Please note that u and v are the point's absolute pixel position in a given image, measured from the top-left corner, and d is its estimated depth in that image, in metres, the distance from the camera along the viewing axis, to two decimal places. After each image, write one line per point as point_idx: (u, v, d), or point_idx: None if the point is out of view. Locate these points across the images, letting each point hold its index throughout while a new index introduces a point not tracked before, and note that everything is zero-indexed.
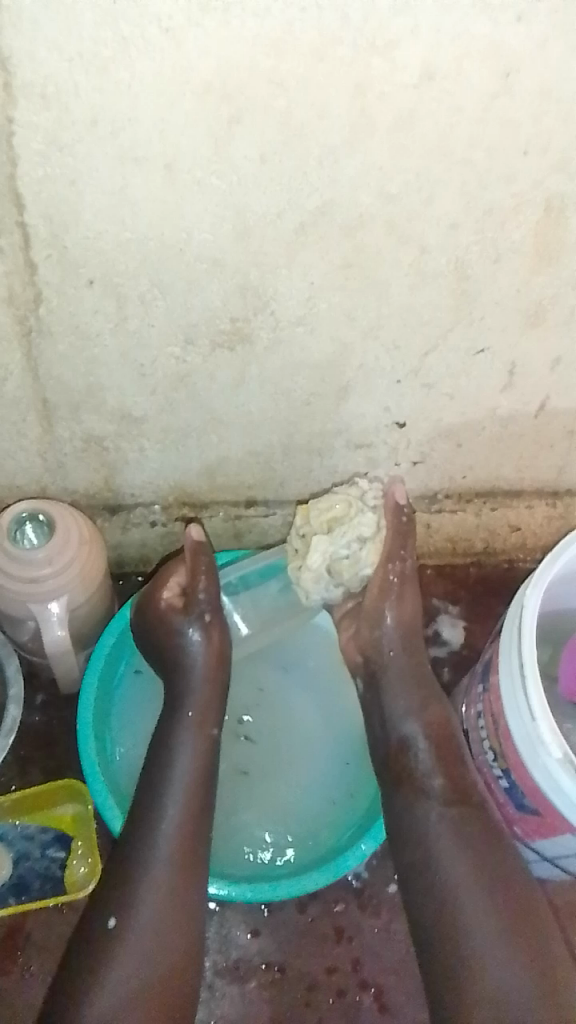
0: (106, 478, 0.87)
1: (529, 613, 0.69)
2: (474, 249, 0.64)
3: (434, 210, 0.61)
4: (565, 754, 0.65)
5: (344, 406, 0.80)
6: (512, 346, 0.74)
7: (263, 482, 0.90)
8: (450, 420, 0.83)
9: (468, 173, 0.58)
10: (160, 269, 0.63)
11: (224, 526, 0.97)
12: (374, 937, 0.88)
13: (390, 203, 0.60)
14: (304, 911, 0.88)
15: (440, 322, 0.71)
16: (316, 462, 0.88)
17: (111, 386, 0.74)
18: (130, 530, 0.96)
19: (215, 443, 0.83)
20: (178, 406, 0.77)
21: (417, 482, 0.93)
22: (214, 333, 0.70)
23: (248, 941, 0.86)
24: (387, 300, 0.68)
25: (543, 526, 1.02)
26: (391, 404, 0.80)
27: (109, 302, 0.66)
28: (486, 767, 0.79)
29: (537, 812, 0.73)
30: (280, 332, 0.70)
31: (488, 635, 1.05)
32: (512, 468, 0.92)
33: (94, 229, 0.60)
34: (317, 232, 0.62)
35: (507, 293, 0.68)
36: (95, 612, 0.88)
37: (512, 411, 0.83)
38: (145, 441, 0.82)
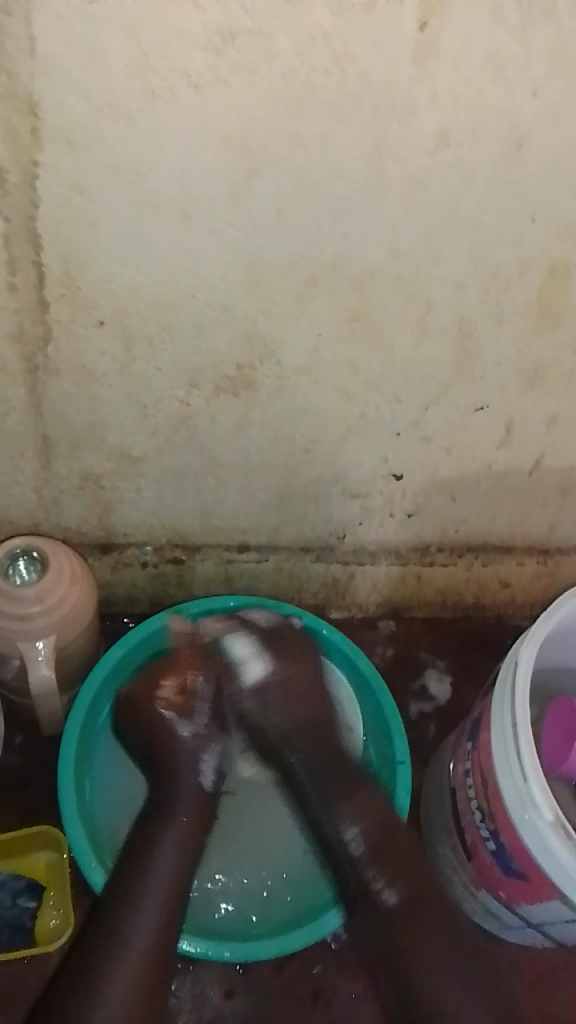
0: (100, 516, 0.86)
1: (523, 670, 0.69)
2: (479, 308, 0.65)
3: (441, 270, 0.62)
4: (557, 816, 0.65)
5: (342, 455, 0.80)
6: (511, 403, 0.75)
7: (257, 527, 0.90)
8: (446, 473, 0.84)
9: (477, 236, 0.60)
10: (170, 313, 0.64)
11: (215, 570, 0.96)
12: (352, 1003, 0.85)
13: (399, 260, 0.61)
14: (280, 973, 0.85)
15: (442, 378, 0.72)
16: (311, 509, 0.88)
17: (112, 425, 0.74)
18: (120, 569, 0.95)
19: (212, 486, 0.83)
20: (177, 448, 0.77)
21: (410, 533, 0.93)
22: (219, 378, 0.70)
23: (221, 1003, 0.83)
24: (392, 353, 0.69)
25: (533, 583, 1.02)
26: (389, 455, 0.81)
27: (116, 344, 0.66)
28: (474, 826, 0.78)
29: (524, 875, 0.72)
30: (284, 379, 0.71)
31: (476, 690, 1.04)
32: (505, 524, 0.92)
33: (107, 271, 0.61)
34: (327, 285, 0.63)
35: (509, 352, 0.69)
36: (82, 652, 0.87)
37: (508, 468, 0.83)
38: (142, 481, 0.82)
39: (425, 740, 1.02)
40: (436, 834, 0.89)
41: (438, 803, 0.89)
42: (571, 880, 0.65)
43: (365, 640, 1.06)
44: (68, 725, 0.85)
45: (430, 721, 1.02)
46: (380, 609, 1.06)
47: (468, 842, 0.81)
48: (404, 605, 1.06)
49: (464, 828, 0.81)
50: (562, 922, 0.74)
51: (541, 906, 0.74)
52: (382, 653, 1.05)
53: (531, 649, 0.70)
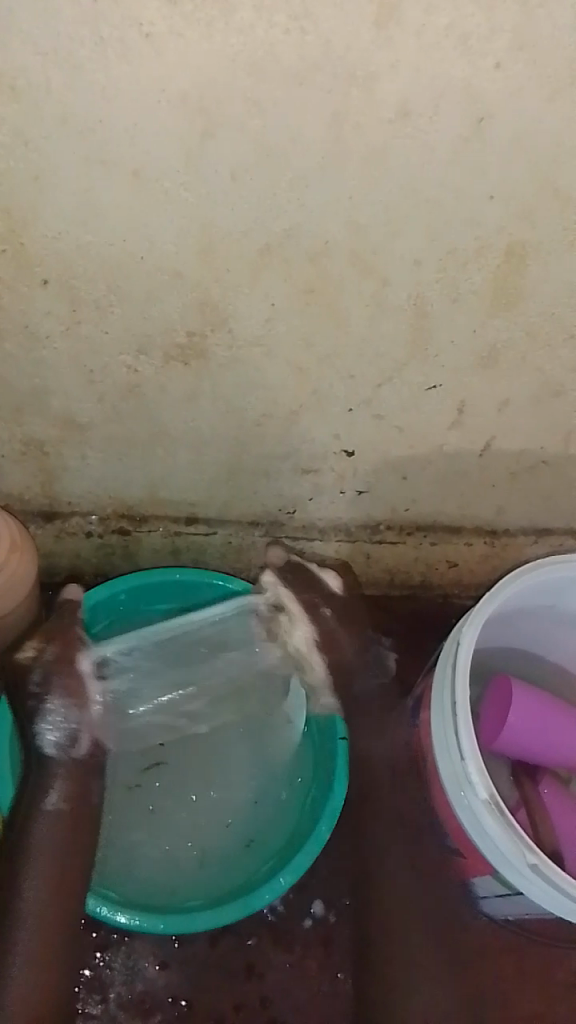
0: (44, 483, 0.84)
1: (464, 651, 0.70)
2: (435, 286, 0.65)
3: (398, 246, 0.61)
4: (492, 795, 0.65)
5: (294, 430, 0.79)
6: (464, 385, 0.75)
7: (206, 500, 0.89)
8: (397, 452, 0.83)
9: (435, 212, 0.59)
10: (118, 276, 0.62)
11: (163, 542, 0.95)
12: (286, 974, 0.86)
13: (356, 234, 0.60)
14: (216, 945, 0.86)
15: (396, 356, 0.71)
16: (261, 484, 0.87)
17: (57, 391, 0.72)
18: (64, 538, 0.93)
19: (160, 457, 0.81)
20: (125, 417, 0.75)
21: (360, 511, 0.93)
22: (168, 346, 0.68)
23: (155, 974, 0.84)
24: (346, 329, 0.68)
25: (480, 564, 1.03)
26: (341, 432, 0.80)
27: (62, 306, 0.64)
28: (412, 802, 0.80)
29: (459, 851, 0.73)
30: (236, 350, 0.69)
31: (419, 668, 1.05)
32: (455, 505, 0.93)
33: (53, 229, 0.58)
34: (282, 255, 0.61)
35: (464, 332, 0.69)
36: (21, 622, 0.85)
37: (459, 449, 0.83)
38: (88, 449, 0.80)
39: None
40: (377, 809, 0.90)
41: (379, 780, 0.90)
42: (505, 859, 0.65)
43: None
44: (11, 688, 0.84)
45: None
46: (327, 586, 1.06)
47: (406, 818, 0.82)
48: (352, 583, 1.06)
49: (403, 804, 0.82)
50: (494, 897, 0.75)
51: (474, 881, 0.75)
52: None
53: (472, 629, 0.70)
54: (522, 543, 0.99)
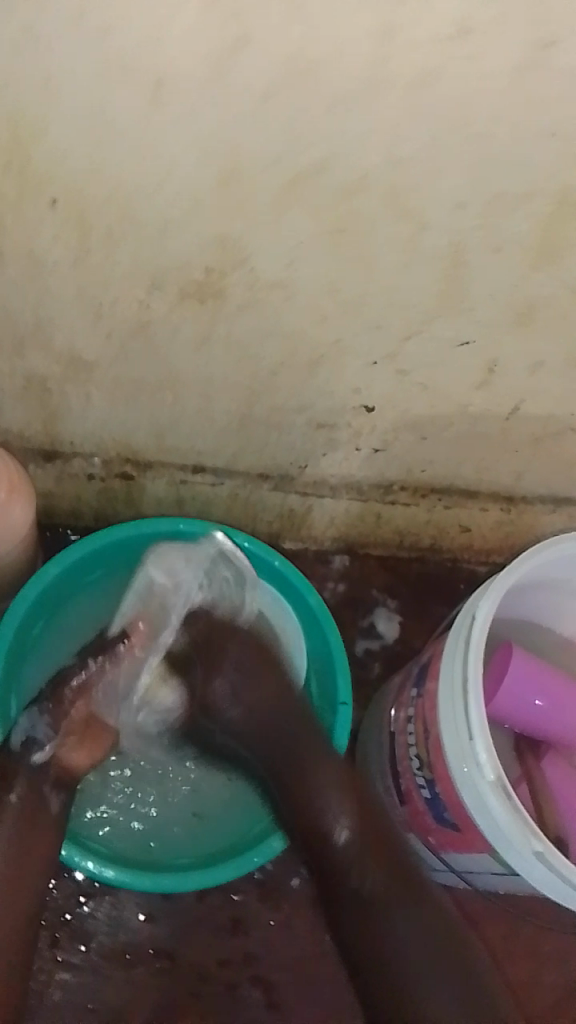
0: (45, 423, 0.80)
1: (478, 625, 0.67)
2: (478, 232, 0.59)
3: (440, 185, 0.56)
4: (498, 776, 0.63)
5: (313, 380, 0.75)
6: (496, 343, 0.70)
7: (214, 450, 0.85)
8: (419, 411, 0.79)
9: (486, 148, 0.53)
10: (133, 201, 0.57)
11: (167, 491, 0.91)
12: (270, 933, 0.85)
13: (397, 168, 0.55)
14: (201, 901, 0.85)
15: (428, 308, 0.66)
16: (274, 435, 0.83)
17: (62, 324, 0.67)
18: (64, 481, 0.89)
19: (169, 402, 0.77)
20: (134, 357, 0.71)
21: (373, 470, 0.89)
22: (183, 282, 0.63)
23: (139, 926, 0.83)
24: (375, 274, 0.63)
25: (493, 531, 1.00)
26: (361, 386, 0.75)
27: (70, 231, 0.59)
28: (410, 772, 0.78)
29: (455, 826, 0.72)
30: (257, 291, 0.64)
31: (423, 634, 1.03)
32: (472, 469, 0.89)
33: (63, 143, 0.53)
34: (313, 187, 0.56)
35: (502, 286, 0.64)
36: (16, 566, 0.82)
37: (483, 410, 0.79)
38: (93, 389, 0.75)
39: (368, 680, 1.00)
40: (371, 775, 0.89)
41: (375, 747, 0.88)
42: (505, 840, 0.64)
43: (316, 575, 1.03)
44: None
45: (375, 661, 1.01)
46: (334, 545, 1.03)
47: (402, 787, 0.80)
48: (360, 543, 1.02)
49: (400, 773, 0.80)
50: (486, 872, 0.74)
51: (468, 856, 0.73)
52: (332, 590, 1.03)
53: (489, 603, 0.67)
54: (539, 512, 0.96)
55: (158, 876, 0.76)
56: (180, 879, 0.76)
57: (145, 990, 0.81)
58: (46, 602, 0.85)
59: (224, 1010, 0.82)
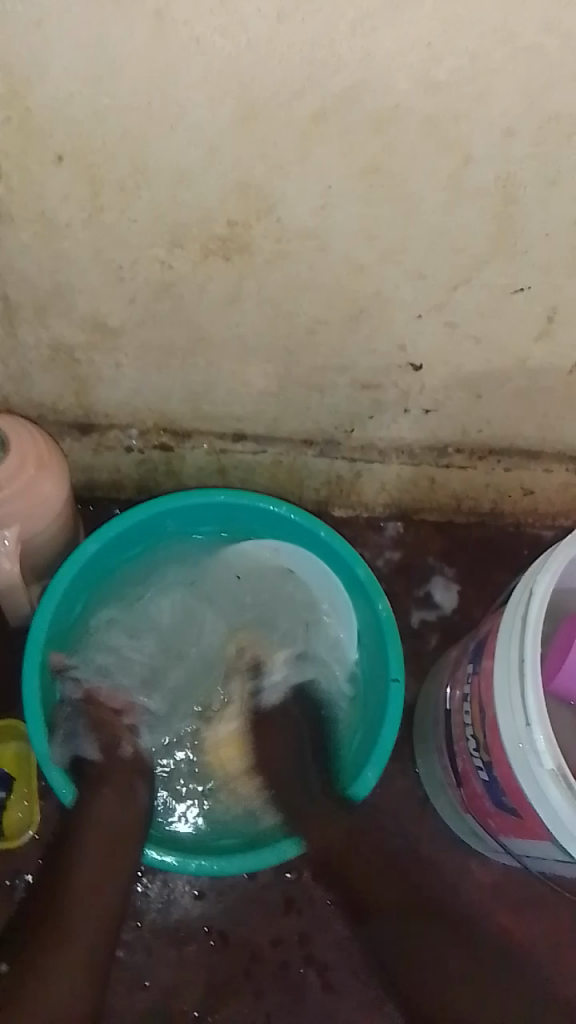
0: (77, 393, 0.77)
1: (536, 602, 0.61)
2: (532, 162, 0.52)
3: (486, 111, 0.49)
4: (559, 766, 0.58)
5: (353, 338, 0.69)
6: (557, 288, 0.63)
7: (254, 416, 0.80)
8: (472, 367, 0.72)
9: (537, 66, 0.46)
10: (144, 151, 0.52)
11: (208, 460, 0.87)
12: (325, 911, 0.83)
13: (434, 94, 0.48)
14: (254, 878, 0.84)
15: (477, 252, 0.59)
16: (316, 399, 0.78)
17: (83, 287, 0.63)
18: (102, 453, 0.87)
19: (202, 367, 0.73)
20: (161, 320, 0.67)
21: (424, 432, 0.83)
22: (206, 237, 0.58)
23: (192, 903, 0.83)
24: (417, 218, 0.56)
25: (559, 493, 0.93)
26: (407, 342, 0.69)
27: (81, 187, 0.55)
28: (467, 754, 0.73)
29: (515, 813, 0.67)
30: (285, 243, 0.59)
31: (483, 603, 0.97)
32: (534, 428, 0.82)
33: (63, 90, 0.49)
34: (341, 122, 0.50)
35: (561, 224, 0.57)
36: (54, 542, 0.80)
37: (545, 364, 0.72)
38: (122, 356, 0.71)
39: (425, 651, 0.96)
40: (428, 753, 0.84)
41: (431, 724, 0.84)
42: (566, 832, 0.59)
43: (368, 542, 0.98)
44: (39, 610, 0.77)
45: (432, 632, 0.96)
46: (386, 510, 0.98)
47: (460, 767, 0.76)
48: (414, 508, 0.97)
49: (457, 753, 0.75)
50: (551, 860, 0.69)
51: (530, 843, 0.69)
52: (384, 558, 0.98)
53: (549, 579, 0.61)
54: None
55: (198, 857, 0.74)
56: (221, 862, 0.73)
57: (198, 967, 0.81)
58: (83, 577, 0.81)
59: (278, 988, 0.82)
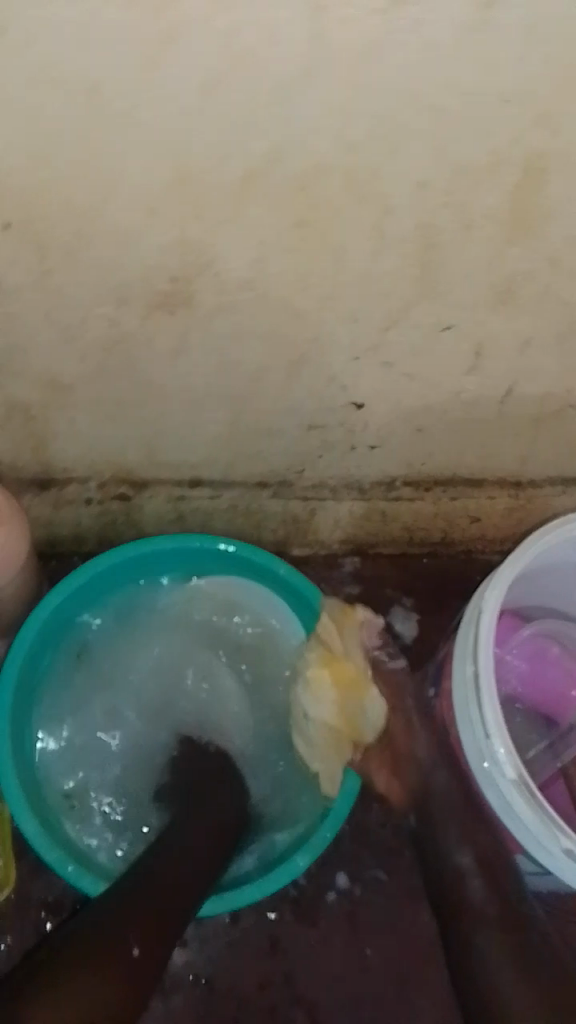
0: (34, 449, 0.79)
1: (486, 618, 0.64)
2: (439, 230, 0.58)
3: (398, 166, 0.54)
4: (520, 775, 0.61)
5: (297, 381, 0.73)
6: (480, 325, 0.67)
7: (207, 462, 0.83)
8: (411, 403, 0.76)
9: (440, 126, 0.51)
10: (85, 216, 0.56)
11: (165, 509, 0.90)
12: (310, 950, 0.85)
13: (349, 153, 0.53)
14: (236, 922, 0.85)
15: (403, 294, 0.64)
16: (266, 441, 0.81)
17: (35, 348, 0.66)
18: (62, 508, 0.89)
19: (155, 418, 0.76)
20: (111, 375, 0.70)
21: (373, 467, 0.87)
22: (150, 291, 0.62)
23: (176, 955, 0.83)
24: (346, 266, 0.61)
25: (504, 517, 0.97)
26: (349, 382, 0.73)
27: (28, 252, 0.58)
28: None
29: (486, 828, 0.69)
30: (225, 295, 0.63)
31: (443, 630, 1.00)
32: (474, 457, 0.86)
33: (7, 164, 0.52)
34: (267, 182, 0.54)
35: (478, 264, 0.61)
36: (16, 595, 0.82)
37: (478, 396, 0.76)
38: (76, 412, 0.74)
39: None
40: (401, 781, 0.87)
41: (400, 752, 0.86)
42: (531, 839, 0.62)
43: (327, 580, 1.01)
44: (7, 665, 0.80)
45: None
46: (343, 546, 1.01)
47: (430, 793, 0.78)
48: (368, 543, 1.00)
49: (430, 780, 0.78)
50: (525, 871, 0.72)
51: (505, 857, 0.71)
52: (344, 594, 1.01)
53: (496, 597, 0.65)
54: (549, 494, 0.92)
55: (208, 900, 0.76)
56: (226, 902, 0.76)
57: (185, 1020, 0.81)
58: (46, 635, 0.84)
59: None
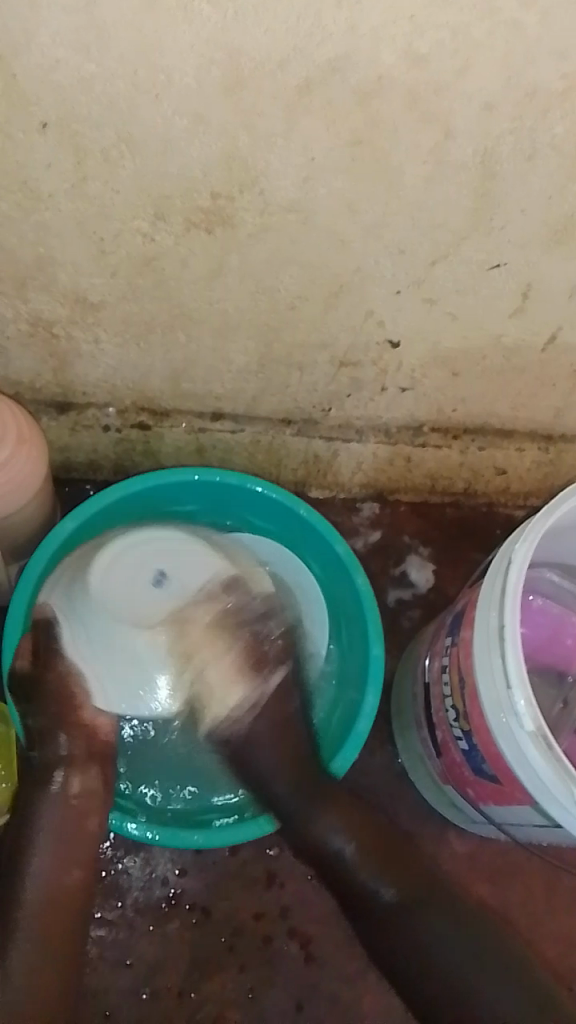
0: (56, 370, 0.77)
1: (516, 568, 0.63)
2: (508, 144, 0.54)
3: (467, 84, 0.50)
4: (538, 727, 0.60)
5: (333, 314, 0.70)
6: (532, 265, 0.64)
7: (234, 395, 0.81)
8: (449, 345, 0.73)
9: (516, 41, 0.47)
10: (127, 119, 0.52)
11: (186, 440, 0.88)
12: (306, 883, 0.86)
13: (416, 67, 0.49)
14: (236, 853, 0.86)
15: (456, 227, 0.60)
16: (295, 376, 0.78)
17: (64, 261, 0.63)
18: (80, 433, 0.87)
19: (183, 345, 0.73)
20: (142, 294, 0.67)
21: (402, 411, 0.84)
22: (189, 209, 0.59)
23: (174, 879, 0.85)
24: (398, 192, 0.57)
25: (531, 471, 0.94)
26: (386, 318, 0.70)
27: (65, 156, 0.55)
28: (446, 723, 0.75)
29: (495, 779, 0.69)
30: (268, 216, 0.59)
31: (458, 581, 0.99)
32: (507, 406, 0.83)
33: (48, 56, 0.49)
34: (325, 94, 0.50)
35: (537, 200, 0.58)
36: (32, 519, 0.81)
37: (519, 342, 0.73)
38: (101, 333, 0.72)
39: (402, 629, 0.97)
40: (405, 725, 0.87)
41: (409, 697, 0.86)
42: (543, 791, 0.62)
43: (345, 524, 0.99)
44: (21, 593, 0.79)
45: (409, 609, 0.98)
46: (362, 490, 0.99)
47: (438, 738, 0.78)
48: (389, 489, 0.99)
49: (436, 724, 0.77)
50: (527, 823, 0.72)
51: (509, 807, 0.71)
52: (362, 538, 0.99)
53: (527, 548, 0.63)
54: None
55: (206, 830, 0.77)
56: (226, 833, 0.77)
57: (181, 942, 0.83)
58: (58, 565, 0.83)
59: (261, 962, 0.84)
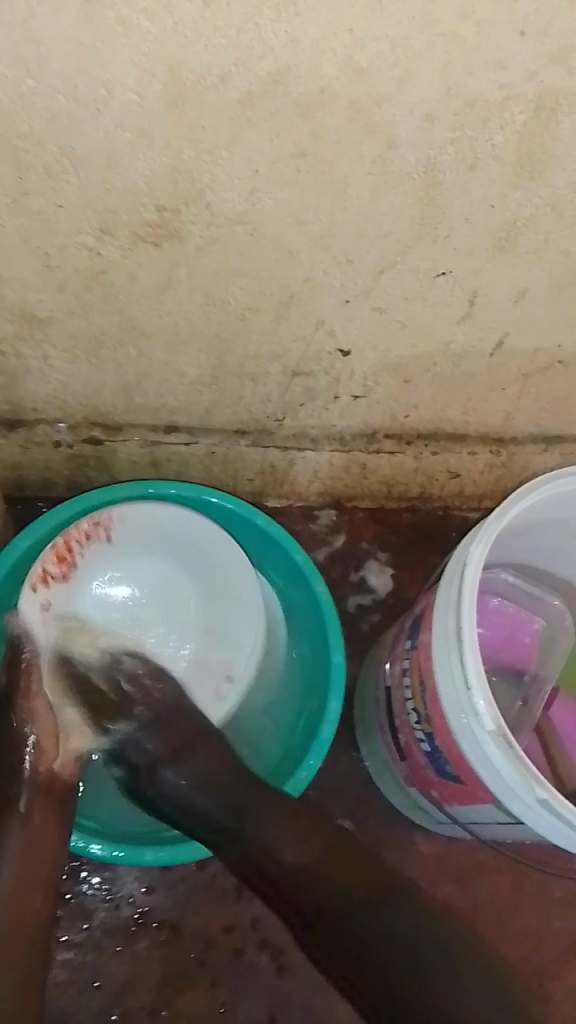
0: (5, 388, 0.76)
1: (471, 570, 0.64)
2: (449, 151, 0.54)
3: (405, 96, 0.51)
4: (499, 726, 0.61)
5: (284, 323, 0.70)
6: (477, 271, 0.65)
7: (188, 407, 0.80)
8: (399, 352, 0.74)
9: (452, 52, 0.48)
10: (70, 132, 0.52)
11: (141, 454, 0.88)
12: None
13: (357, 77, 0.49)
14: (205, 867, 0.85)
15: (401, 236, 0.61)
16: (248, 387, 0.78)
17: (10, 276, 0.62)
18: (31, 451, 0.86)
19: (134, 358, 0.73)
20: (90, 308, 0.66)
21: (355, 418, 0.85)
22: (135, 222, 0.58)
23: (142, 896, 0.84)
24: (343, 201, 0.58)
25: (484, 474, 0.96)
26: (336, 327, 0.71)
27: (6, 170, 0.54)
28: (408, 727, 0.76)
29: (458, 780, 0.70)
30: (215, 229, 0.59)
31: (417, 585, 1.00)
32: (458, 411, 0.84)
33: None
34: (267, 104, 0.51)
35: (480, 208, 0.59)
36: None
37: (467, 348, 0.74)
38: (50, 349, 0.71)
39: (362, 635, 0.98)
40: (370, 731, 0.87)
41: (372, 702, 0.86)
42: (506, 789, 0.62)
43: (302, 533, 1.00)
44: None
45: (369, 615, 0.99)
46: (319, 498, 0.99)
47: (401, 742, 0.78)
48: (346, 497, 0.99)
49: (399, 728, 0.78)
50: (492, 823, 0.73)
51: (473, 807, 0.72)
52: (320, 545, 1.00)
53: (482, 550, 0.64)
54: (530, 453, 0.92)
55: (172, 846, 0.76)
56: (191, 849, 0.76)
57: (151, 961, 0.82)
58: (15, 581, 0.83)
59: (234, 975, 0.83)
